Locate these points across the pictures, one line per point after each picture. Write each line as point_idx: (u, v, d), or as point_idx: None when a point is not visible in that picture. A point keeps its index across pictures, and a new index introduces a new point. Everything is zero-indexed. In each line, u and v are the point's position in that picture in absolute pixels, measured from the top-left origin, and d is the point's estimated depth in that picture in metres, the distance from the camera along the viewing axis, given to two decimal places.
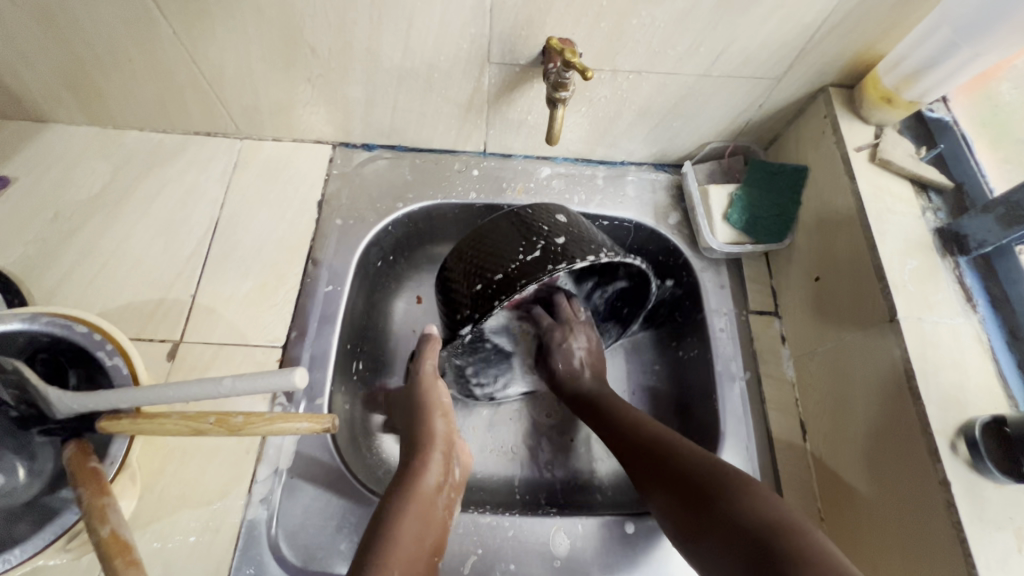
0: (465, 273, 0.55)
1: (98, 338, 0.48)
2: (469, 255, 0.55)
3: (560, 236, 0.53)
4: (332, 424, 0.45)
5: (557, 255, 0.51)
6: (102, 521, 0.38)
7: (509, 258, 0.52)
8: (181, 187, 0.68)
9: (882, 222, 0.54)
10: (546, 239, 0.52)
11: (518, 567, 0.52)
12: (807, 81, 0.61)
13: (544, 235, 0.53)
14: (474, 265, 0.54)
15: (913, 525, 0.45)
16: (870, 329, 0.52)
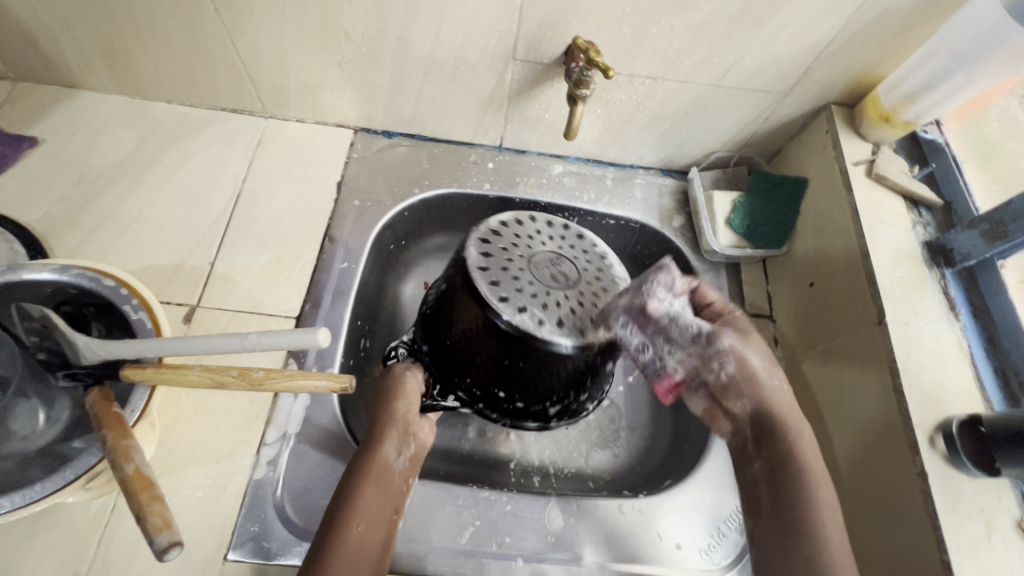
0: (463, 335, 0.54)
1: (125, 293, 0.50)
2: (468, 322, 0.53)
3: (520, 392, 0.56)
4: (349, 386, 0.46)
5: (500, 407, 0.57)
6: (128, 459, 0.39)
7: (469, 377, 0.56)
8: (205, 160, 0.70)
9: (875, 232, 0.57)
10: (504, 389, 0.56)
11: (513, 540, 0.54)
12: (811, 98, 0.65)
13: (507, 384, 0.55)
14: (458, 344, 0.55)
15: (892, 513, 0.48)
16: (859, 331, 0.55)
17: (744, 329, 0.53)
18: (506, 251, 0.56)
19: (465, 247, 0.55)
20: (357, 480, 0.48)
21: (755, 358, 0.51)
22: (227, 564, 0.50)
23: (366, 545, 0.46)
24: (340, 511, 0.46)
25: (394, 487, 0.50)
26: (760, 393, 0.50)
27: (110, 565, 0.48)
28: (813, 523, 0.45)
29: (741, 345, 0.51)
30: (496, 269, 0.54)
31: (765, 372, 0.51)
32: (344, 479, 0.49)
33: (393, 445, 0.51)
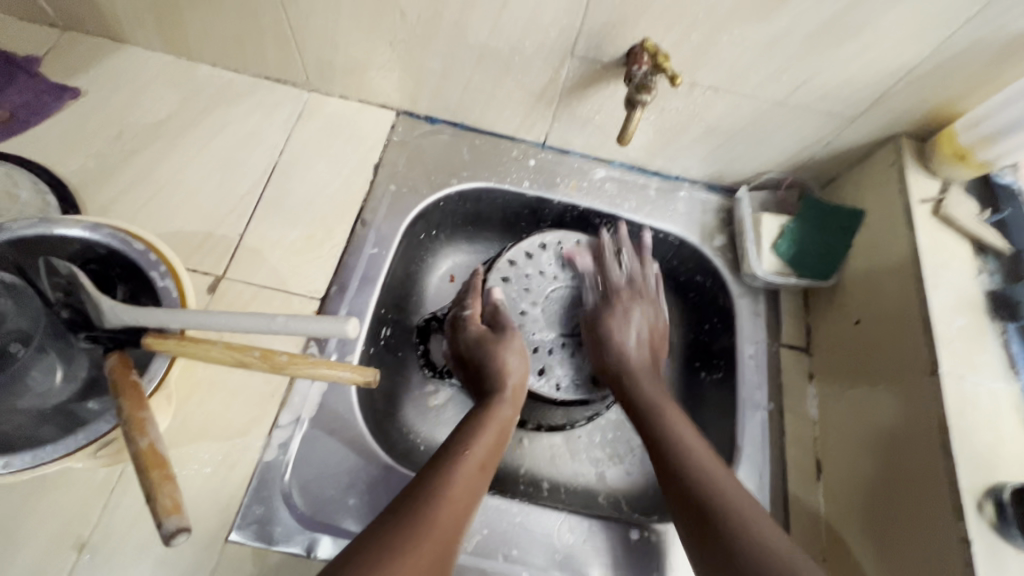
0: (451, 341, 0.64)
1: (153, 259, 0.49)
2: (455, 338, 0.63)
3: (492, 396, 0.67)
4: (374, 379, 0.44)
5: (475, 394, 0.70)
6: (142, 433, 0.38)
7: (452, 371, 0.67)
8: (244, 128, 0.68)
9: (936, 276, 0.54)
10: None
11: (519, 554, 0.52)
12: (881, 126, 0.61)
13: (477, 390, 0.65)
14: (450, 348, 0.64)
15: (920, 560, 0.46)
16: (906, 378, 0.52)
17: (638, 299, 0.65)
18: (525, 281, 0.67)
19: (493, 267, 0.67)
20: (468, 437, 0.53)
21: (636, 330, 0.63)
22: (228, 546, 0.49)
23: (464, 499, 0.47)
24: (447, 460, 0.49)
25: (495, 451, 0.53)
26: (627, 359, 0.61)
27: (112, 532, 0.48)
28: (700, 469, 0.50)
29: (625, 314, 0.64)
30: (511, 300, 0.66)
31: (642, 349, 0.62)
32: (456, 435, 0.53)
33: (501, 412, 0.56)
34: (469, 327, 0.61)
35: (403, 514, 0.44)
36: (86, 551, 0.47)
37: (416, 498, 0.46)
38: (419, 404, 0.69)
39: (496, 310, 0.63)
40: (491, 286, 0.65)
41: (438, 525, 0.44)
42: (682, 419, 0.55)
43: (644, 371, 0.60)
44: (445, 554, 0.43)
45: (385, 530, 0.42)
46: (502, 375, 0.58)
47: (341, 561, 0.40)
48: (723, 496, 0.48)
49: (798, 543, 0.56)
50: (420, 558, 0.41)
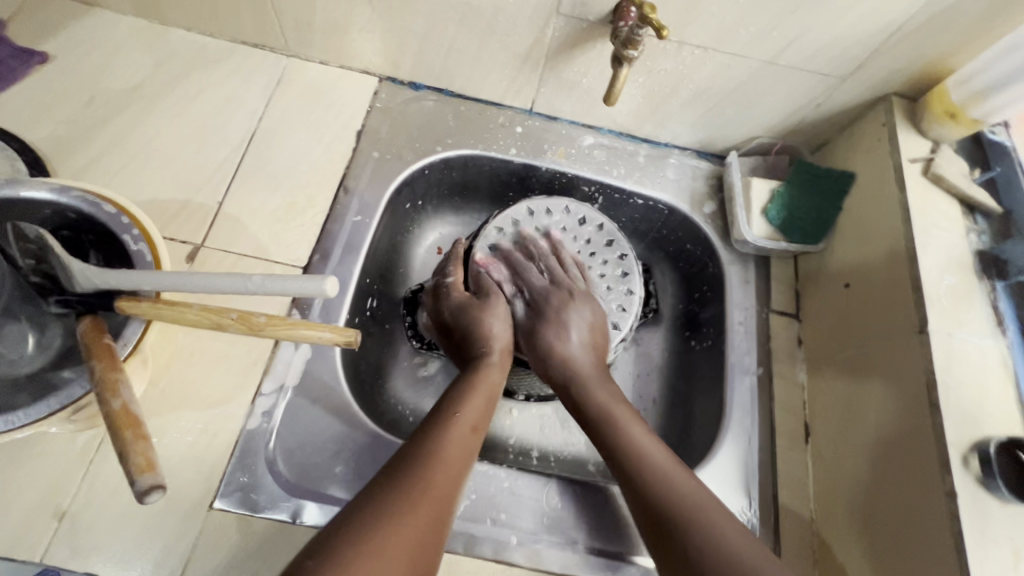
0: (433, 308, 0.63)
1: (125, 222, 0.47)
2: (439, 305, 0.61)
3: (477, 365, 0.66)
4: (356, 340, 0.42)
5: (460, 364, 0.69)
6: (115, 394, 0.37)
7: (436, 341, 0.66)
8: (221, 94, 0.66)
9: (926, 236, 0.53)
10: None
11: (508, 519, 0.52)
12: (872, 86, 0.60)
13: None
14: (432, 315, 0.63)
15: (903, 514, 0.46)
16: (894, 337, 0.52)
17: (568, 297, 0.60)
18: (515, 249, 0.64)
19: (482, 233, 0.64)
20: (456, 400, 0.53)
21: (578, 331, 0.59)
22: (212, 513, 0.48)
23: (456, 460, 0.48)
24: (436, 425, 0.49)
25: (485, 412, 0.53)
26: (574, 370, 0.57)
27: (93, 500, 0.47)
28: (660, 491, 0.48)
29: (563, 318, 0.59)
30: (501, 269, 0.63)
31: (589, 349, 0.58)
32: (444, 400, 0.53)
33: (489, 373, 0.56)
34: (452, 295, 0.60)
35: (394, 478, 0.44)
36: (66, 520, 0.46)
37: (406, 460, 0.46)
38: (405, 374, 0.68)
39: (479, 279, 0.62)
40: (479, 254, 0.62)
41: (432, 482, 0.45)
42: (636, 423, 0.53)
43: (598, 371, 0.58)
44: (441, 512, 0.43)
45: (377, 493, 0.42)
46: (487, 340, 0.58)
47: (332, 527, 0.40)
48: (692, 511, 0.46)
49: (786, 504, 0.56)
50: (414, 517, 0.42)
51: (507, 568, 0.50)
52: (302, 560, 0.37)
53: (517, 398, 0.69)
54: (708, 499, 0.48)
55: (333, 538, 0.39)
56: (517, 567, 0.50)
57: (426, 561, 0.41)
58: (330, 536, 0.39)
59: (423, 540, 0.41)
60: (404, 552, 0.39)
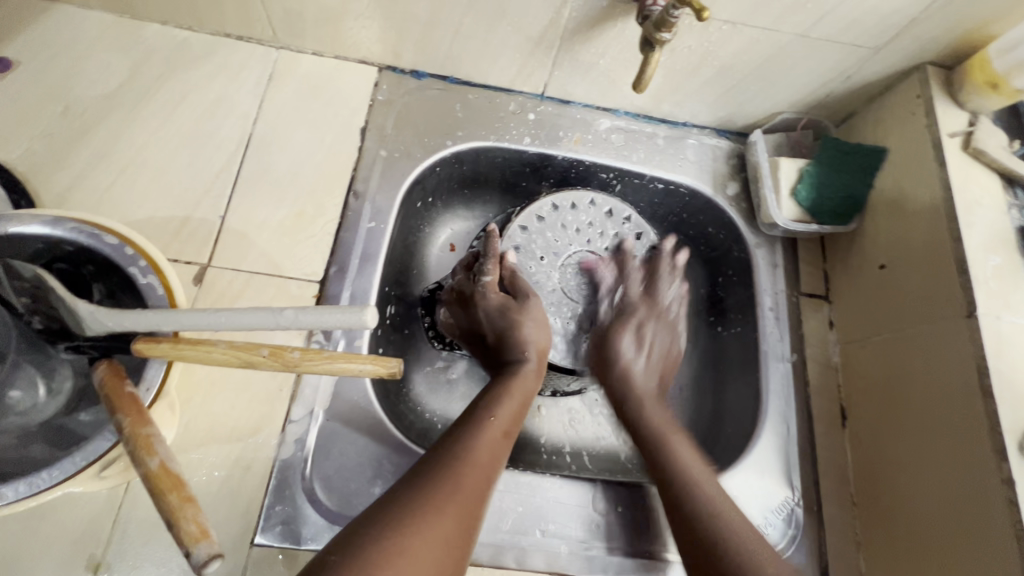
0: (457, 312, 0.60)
1: (130, 253, 0.43)
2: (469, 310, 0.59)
3: None
4: (398, 371, 0.40)
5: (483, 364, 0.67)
6: (150, 452, 0.34)
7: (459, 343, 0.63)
8: (209, 94, 0.61)
9: (969, 215, 0.52)
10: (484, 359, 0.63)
11: (556, 528, 0.51)
12: (907, 55, 0.57)
13: None
14: (458, 320, 0.60)
15: (959, 500, 0.47)
16: (938, 320, 0.51)
17: (653, 317, 0.62)
18: (539, 248, 0.63)
19: (508, 227, 0.63)
20: (491, 399, 0.50)
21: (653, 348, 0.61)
22: (255, 549, 0.46)
23: (488, 461, 0.45)
24: (469, 423, 0.47)
25: (520, 411, 0.51)
26: (632, 382, 0.58)
27: (128, 548, 0.45)
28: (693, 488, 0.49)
29: (640, 333, 0.60)
30: (524, 269, 0.62)
31: (651, 363, 0.60)
32: (478, 399, 0.51)
33: (524, 375, 0.53)
34: (488, 296, 0.57)
35: (425, 478, 0.42)
36: (103, 570, 0.44)
37: (436, 465, 0.43)
38: (429, 380, 0.66)
39: (511, 277, 0.60)
40: (505, 252, 0.61)
41: (462, 487, 0.42)
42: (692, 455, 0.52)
43: (650, 401, 0.58)
44: (470, 517, 0.41)
45: (406, 492, 0.40)
46: (522, 345, 0.55)
47: (356, 523, 0.39)
48: (714, 510, 0.47)
49: (827, 490, 0.56)
50: (443, 520, 0.39)
51: None
52: (325, 556, 0.36)
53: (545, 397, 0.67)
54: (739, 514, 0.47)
55: (357, 536, 0.37)
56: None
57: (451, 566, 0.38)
58: (353, 532, 0.38)
59: (452, 544, 0.39)
60: (427, 559, 0.37)
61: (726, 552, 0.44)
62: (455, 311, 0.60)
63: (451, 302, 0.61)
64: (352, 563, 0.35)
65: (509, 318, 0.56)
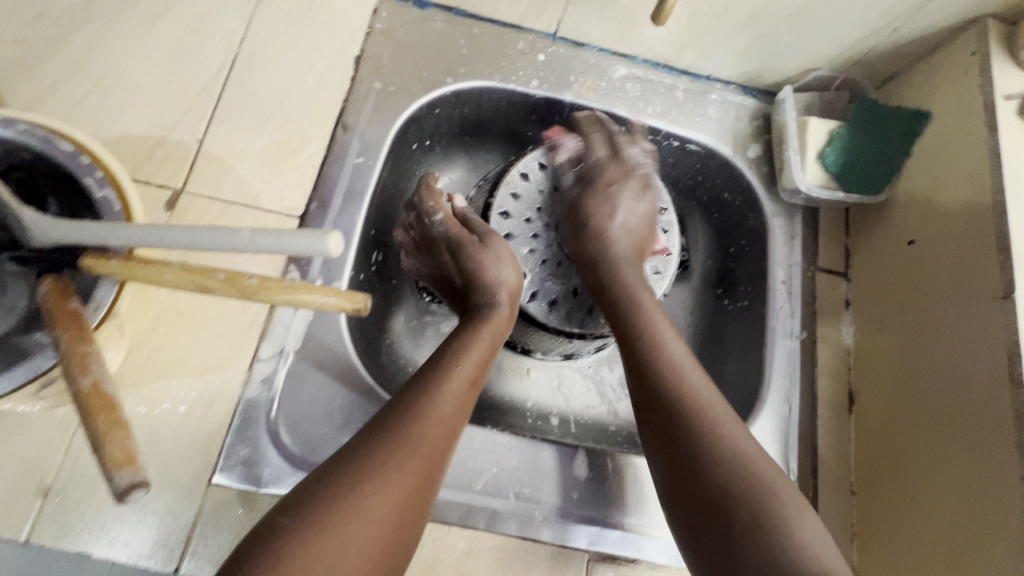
0: (425, 259, 0.55)
1: (86, 162, 0.40)
2: (434, 251, 0.54)
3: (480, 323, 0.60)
4: (365, 306, 0.38)
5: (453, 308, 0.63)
6: (84, 371, 0.31)
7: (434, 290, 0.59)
8: (196, 8, 0.56)
9: (1018, 186, 0.46)
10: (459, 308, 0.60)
11: (532, 492, 0.48)
12: (966, 5, 0.50)
13: None
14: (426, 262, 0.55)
15: (962, 496, 0.43)
16: (970, 301, 0.46)
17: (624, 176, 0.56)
18: (540, 200, 0.58)
19: (508, 171, 0.59)
20: (457, 347, 0.47)
21: (624, 215, 0.55)
22: (212, 489, 0.44)
23: (449, 415, 0.42)
24: (432, 373, 0.44)
25: (486, 359, 0.48)
26: (604, 236, 0.54)
27: (80, 477, 0.43)
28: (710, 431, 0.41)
29: (609, 188, 0.56)
30: (519, 224, 0.58)
31: (628, 231, 0.55)
32: (444, 346, 0.48)
33: (495, 321, 0.50)
34: (445, 229, 0.54)
35: (383, 433, 0.39)
36: (52, 496, 0.42)
37: (395, 414, 0.40)
38: (411, 332, 0.63)
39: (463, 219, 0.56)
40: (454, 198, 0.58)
41: (421, 439, 0.39)
42: (671, 328, 0.48)
43: (635, 276, 0.52)
44: (428, 470, 0.39)
45: (359, 447, 0.38)
46: (490, 288, 0.51)
47: (307, 484, 0.36)
48: (712, 409, 0.42)
49: (825, 476, 0.53)
50: (398, 481, 0.36)
51: (532, 545, 0.47)
52: (275, 518, 0.34)
53: (540, 362, 0.64)
54: (715, 397, 0.44)
55: (307, 495, 0.35)
56: (543, 543, 0.47)
57: (409, 525, 0.36)
58: (302, 492, 0.35)
59: (409, 503, 0.37)
60: (379, 516, 0.35)
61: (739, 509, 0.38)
62: (418, 261, 0.56)
63: (410, 250, 0.56)
64: (303, 526, 0.33)
65: (471, 250, 0.52)
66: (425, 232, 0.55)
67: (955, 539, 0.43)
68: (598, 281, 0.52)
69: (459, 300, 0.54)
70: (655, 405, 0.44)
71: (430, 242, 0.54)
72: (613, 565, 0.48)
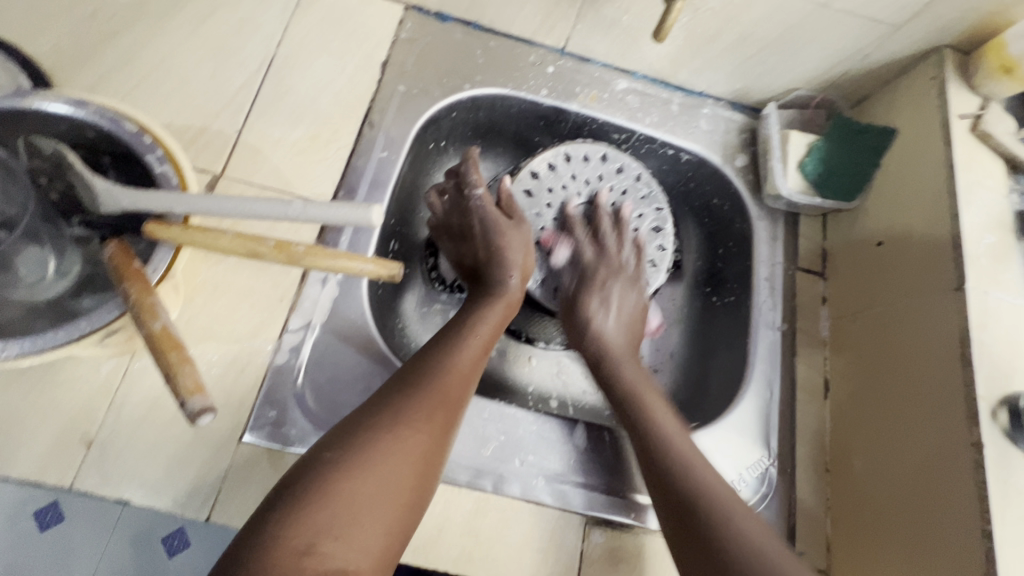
0: (450, 232, 0.60)
1: (148, 142, 0.44)
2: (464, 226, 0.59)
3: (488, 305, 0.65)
4: (397, 273, 0.43)
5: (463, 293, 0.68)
6: (153, 316, 0.35)
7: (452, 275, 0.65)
8: (238, 13, 0.62)
9: (970, 193, 0.53)
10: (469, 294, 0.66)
11: (536, 459, 0.53)
12: (926, 36, 0.57)
13: None
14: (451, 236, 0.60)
15: (921, 464, 0.48)
16: (929, 293, 0.52)
17: (615, 275, 0.62)
18: (547, 195, 0.65)
19: (520, 169, 0.64)
20: (473, 320, 0.52)
21: (617, 310, 0.60)
22: (242, 446, 0.48)
23: (467, 373, 0.48)
24: (452, 337, 0.50)
25: (497, 329, 0.53)
26: (604, 341, 0.58)
27: (121, 430, 0.46)
28: (677, 455, 0.48)
29: (603, 287, 0.61)
30: (530, 216, 0.64)
31: (624, 329, 0.60)
32: (462, 315, 0.53)
33: (507, 296, 0.55)
34: (486, 209, 0.58)
35: (410, 386, 0.45)
36: (95, 447, 0.45)
37: (419, 371, 0.46)
38: (423, 318, 0.67)
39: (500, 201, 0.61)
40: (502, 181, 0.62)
41: (444, 392, 0.45)
42: (660, 402, 0.54)
43: (624, 352, 0.58)
44: (449, 419, 0.44)
45: (391, 397, 0.43)
46: (506, 265, 0.56)
47: (342, 426, 0.42)
48: (682, 452, 0.49)
49: (802, 454, 0.58)
50: (423, 427, 0.42)
51: (535, 507, 0.51)
52: (318, 452, 0.40)
53: (541, 350, 0.69)
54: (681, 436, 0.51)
55: (348, 434, 0.41)
56: (545, 506, 0.51)
57: (432, 464, 0.42)
58: (340, 432, 0.41)
59: (434, 448, 0.43)
60: (409, 455, 0.41)
61: (706, 518, 0.44)
62: (441, 229, 0.60)
63: (438, 217, 0.60)
64: (343, 459, 0.39)
65: (502, 235, 0.57)
66: (461, 206, 0.59)
67: (914, 501, 0.48)
68: (602, 368, 0.58)
69: (475, 275, 0.58)
70: (651, 456, 0.49)
71: (464, 217, 0.59)
72: (608, 528, 0.52)
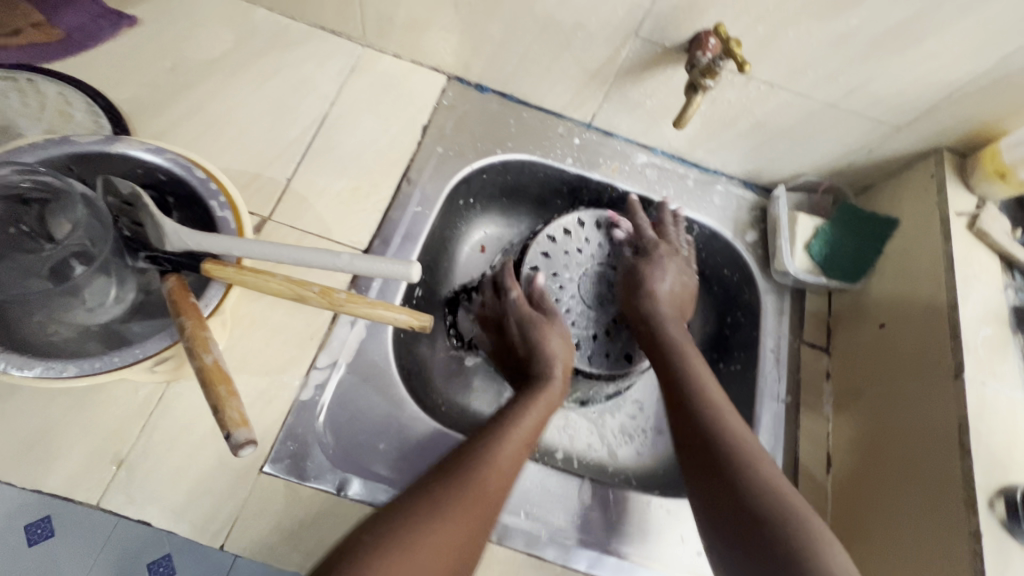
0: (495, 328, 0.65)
1: (212, 188, 0.49)
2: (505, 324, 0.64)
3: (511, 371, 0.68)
4: (427, 326, 0.45)
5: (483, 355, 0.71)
6: (206, 350, 0.39)
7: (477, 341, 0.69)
8: (299, 74, 0.68)
9: (967, 286, 0.56)
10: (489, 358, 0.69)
11: (540, 513, 0.54)
12: (927, 137, 0.62)
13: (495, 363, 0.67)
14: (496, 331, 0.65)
15: (919, 549, 0.49)
16: (930, 378, 0.54)
17: (671, 254, 0.67)
18: (564, 258, 0.69)
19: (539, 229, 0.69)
20: (518, 412, 0.55)
21: (669, 283, 0.66)
22: (261, 477, 0.50)
23: (510, 466, 0.50)
24: (496, 426, 0.53)
25: (540, 425, 0.56)
26: (659, 313, 0.64)
27: (150, 452, 0.49)
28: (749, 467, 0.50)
29: (661, 260, 0.66)
30: (547, 276, 0.68)
31: (672, 298, 0.66)
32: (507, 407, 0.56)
33: (551, 391, 0.58)
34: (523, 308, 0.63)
35: (453, 476, 0.47)
36: (124, 467, 0.48)
37: (463, 461, 0.49)
38: (440, 364, 0.70)
39: (535, 297, 0.65)
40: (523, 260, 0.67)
41: (486, 485, 0.48)
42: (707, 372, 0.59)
43: (673, 318, 0.64)
44: (487, 508, 0.47)
45: (434, 487, 0.46)
46: (550, 359, 0.60)
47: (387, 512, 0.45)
48: (754, 459, 0.50)
49: None
50: (461, 520, 0.45)
51: (538, 561, 0.52)
52: (360, 537, 0.42)
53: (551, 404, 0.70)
54: (749, 436, 0.53)
55: (392, 522, 0.43)
56: (547, 561, 0.52)
57: (467, 553, 0.45)
58: (381, 518, 0.44)
59: (469, 539, 0.45)
60: (446, 546, 0.43)
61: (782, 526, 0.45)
62: (490, 330, 0.66)
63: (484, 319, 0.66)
64: (385, 546, 0.42)
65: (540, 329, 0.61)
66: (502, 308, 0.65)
67: None
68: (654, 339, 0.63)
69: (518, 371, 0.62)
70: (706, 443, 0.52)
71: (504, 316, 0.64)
72: None
